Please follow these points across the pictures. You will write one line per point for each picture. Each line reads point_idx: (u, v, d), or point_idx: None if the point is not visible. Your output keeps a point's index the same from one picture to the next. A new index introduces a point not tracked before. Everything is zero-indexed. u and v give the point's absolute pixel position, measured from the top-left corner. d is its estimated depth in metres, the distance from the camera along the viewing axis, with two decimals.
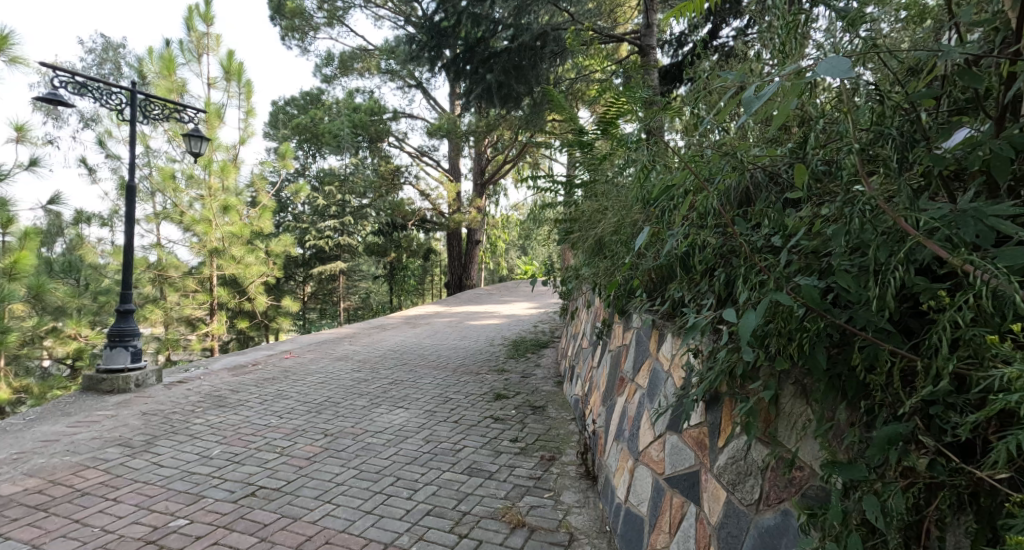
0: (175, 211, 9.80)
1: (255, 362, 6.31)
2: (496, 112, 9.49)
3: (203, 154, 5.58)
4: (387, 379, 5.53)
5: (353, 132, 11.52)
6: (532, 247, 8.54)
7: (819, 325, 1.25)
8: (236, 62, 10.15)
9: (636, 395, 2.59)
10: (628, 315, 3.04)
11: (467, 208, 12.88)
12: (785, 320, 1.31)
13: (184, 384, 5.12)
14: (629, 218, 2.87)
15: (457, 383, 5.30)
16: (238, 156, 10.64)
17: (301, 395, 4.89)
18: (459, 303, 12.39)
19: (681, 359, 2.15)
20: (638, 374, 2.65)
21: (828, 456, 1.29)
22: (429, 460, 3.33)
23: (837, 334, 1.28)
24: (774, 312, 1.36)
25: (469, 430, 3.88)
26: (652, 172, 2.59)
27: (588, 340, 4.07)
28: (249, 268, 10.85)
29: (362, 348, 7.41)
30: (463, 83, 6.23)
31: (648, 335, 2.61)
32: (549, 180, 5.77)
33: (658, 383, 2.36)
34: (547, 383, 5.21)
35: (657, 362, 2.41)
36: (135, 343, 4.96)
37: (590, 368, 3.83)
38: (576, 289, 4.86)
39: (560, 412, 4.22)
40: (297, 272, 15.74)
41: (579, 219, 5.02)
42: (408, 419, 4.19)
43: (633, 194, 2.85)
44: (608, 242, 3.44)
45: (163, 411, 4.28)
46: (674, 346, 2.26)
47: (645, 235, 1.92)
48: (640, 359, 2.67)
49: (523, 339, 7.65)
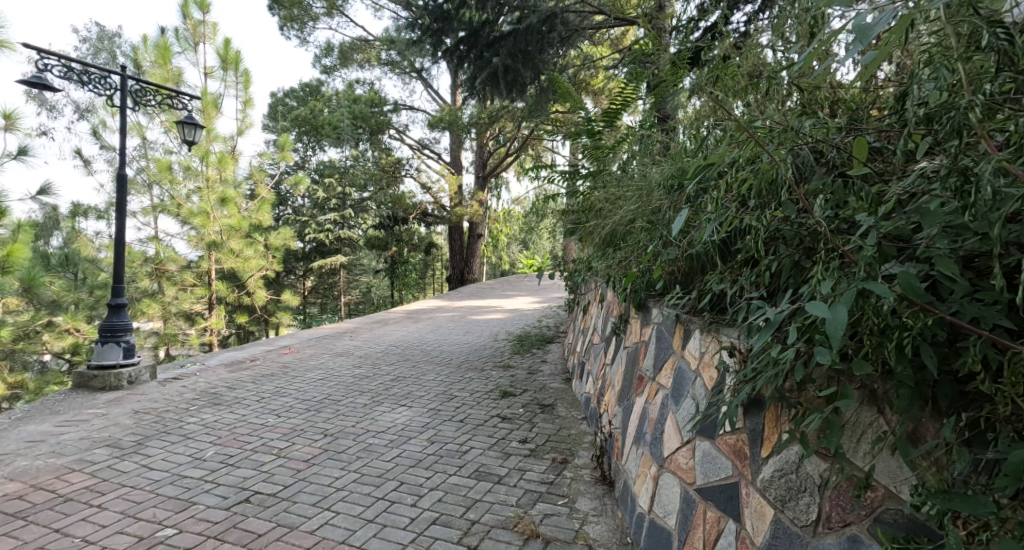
0: (172, 204, 9.63)
1: (253, 358, 6.14)
2: (500, 102, 9.31)
3: (197, 142, 5.36)
4: (389, 375, 5.36)
5: (353, 125, 11.40)
6: (536, 240, 8.35)
7: (926, 321, 1.09)
8: (233, 50, 9.96)
9: (658, 396, 2.42)
10: (646, 310, 2.87)
11: (469, 201, 12.70)
12: (878, 316, 1.15)
13: (179, 381, 4.95)
14: (652, 203, 2.69)
15: (461, 380, 5.12)
16: (236, 147, 10.45)
17: (299, 393, 4.71)
18: (461, 298, 12.22)
19: (713, 357, 1.99)
20: (660, 372, 2.50)
21: (930, 481, 1.14)
22: (434, 462, 3.15)
23: (941, 335, 1.12)
24: (861, 305, 1.20)
25: (476, 430, 3.70)
26: (683, 157, 2.40)
27: (600, 336, 3.89)
28: (247, 262, 10.69)
29: (362, 343, 7.24)
30: (465, 70, 6.03)
31: (671, 331, 2.45)
32: (550, 171, 5.62)
33: (684, 384, 2.20)
34: (555, 380, 5.02)
35: (684, 362, 2.25)
36: (128, 338, 4.77)
37: (602, 365, 3.65)
38: (585, 282, 4.67)
39: (570, 410, 4.04)
40: (297, 266, 15.54)
41: (586, 210, 4.84)
42: (412, 418, 4.01)
43: (659, 181, 2.67)
44: (628, 231, 3.24)
45: (156, 409, 4.09)
46: (703, 344, 2.10)
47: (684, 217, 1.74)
48: (662, 358, 2.51)
49: (528, 335, 7.48)
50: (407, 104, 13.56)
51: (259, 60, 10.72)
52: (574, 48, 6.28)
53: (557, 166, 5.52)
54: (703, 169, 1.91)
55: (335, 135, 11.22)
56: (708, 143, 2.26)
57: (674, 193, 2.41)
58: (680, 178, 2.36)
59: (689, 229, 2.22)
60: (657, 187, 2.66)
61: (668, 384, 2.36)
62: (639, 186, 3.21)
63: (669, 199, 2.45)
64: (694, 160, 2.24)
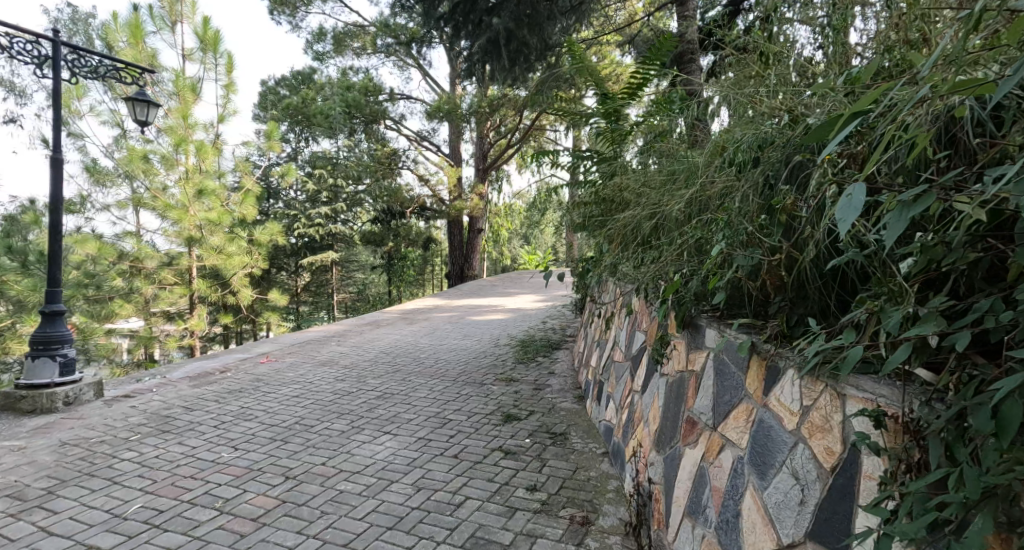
0: (149, 197, 8.90)
1: (223, 368, 5.44)
2: (500, 87, 8.60)
3: (151, 121, 4.64)
4: (375, 392, 4.67)
5: (346, 113, 10.63)
6: (540, 236, 7.66)
7: None
8: (213, 30, 9.19)
9: (723, 455, 1.77)
10: (695, 329, 2.21)
11: (469, 194, 12.00)
12: None
13: (129, 400, 4.26)
14: (721, 185, 2.06)
15: (458, 399, 4.42)
16: (219, 135, 9.76)
17: (267, 416, 4.03)
18: (461, 296, 11.52)
19: (829, 418, 1.34)
20: (722, 422, 1.83)
21: None
22: (419, 522, 2.49)
23: None
24: None
25: (472, 470, 3.03)
26: (768, 130, 1.76)
27: (624, 353, 3.21)
28: (231, 259, 9.97)
29: (350, 350, 6.55)
30: (464, 43, 5.33)
31: (743, 368, 1.77)
32: (561, 159, 4.86)
33: (769, 448, 1.54)
34: (566, 399, 4.33)
35: (766, 413, 1.60)
36: (67, 351, 4.07)
37: (629, 389, 3.01)
38: (600, 283, 4.04)
39: (587, 441, 3.37)
40: (287, 263, 14.81)
41: (605, 202, 4.16)
42: (396, 452, 3.33)
43: (729, 161, 2.04)
44: (666, 235, 2.62)
45: (87, 440, 3.40)
46: (800, 393, 1.46)
47: (863, 191, 1.08)
48: (726, 402, 1.84)
49: (532, 339, 6.78)
50: (403, 93, 12.86)
51: (246, 44, 10.01)
52: (588, 18, 5.52)
53: (567, 152, 4.80)
54: (851, 119, 1.22)
55: (326, 125, 10.43)
56: (804, 114, 1.65)
57: (752, 171, 1.77)
58: (771, 147, 1.72)
59: (793, 217, 1.54)
60: (726, 167, 2.02)
61: (740, 442, 1.69)
62: (682, 178, 2.61)
63: (744, 179, 1.81)
64: (796, 138, 1.60)
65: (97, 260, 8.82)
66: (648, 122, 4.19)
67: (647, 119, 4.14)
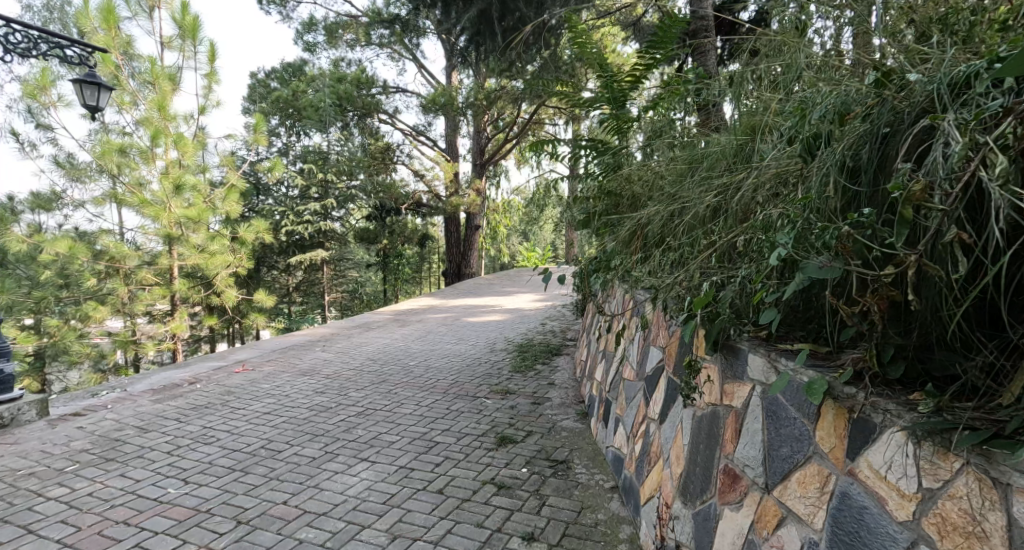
0: (129, 194, 8.38)
1: (192, 380, 4.96)
2: (498, 76, 8.09)
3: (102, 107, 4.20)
4: (356, 408, 4.20)
5: (338, 106, 10.12)
6: (537, 233, 7.20)
7: None
8: (191, 15, 8.62)
9: (780, 532, 1.36)
10: (734, 353, 1.74)
11: (466, 189, 11.53)
12: None
13: (76, 420, 3.81)
14: (772, 170, 1.65)
15: (448, 416, 3.95)
16: (201, 128, 9.25)
17: (229, 438, 3.57)
18: (458, 295, 11.00)
19: (981, 519, 1.00)
20: (779, 485, 1.39)
21: None
22: None
23: None
24: None
25: (457, 513, 2.58)
26: (851, 97, 1.34)
27: (636, 373, 2.75)
28: (212, 258, 9.32)
29: (334, 357, 6.07)
30: (457, 24, 4.89)
31: (808, 415, 1.32)
32: (562, 148, 4.34)
33: (857, 535, 1.17)
34: (568, 416, 3.85)
35: (842, 483, 1.22)
36: (3, 366, 3.63)
37: (643, 416, 2.55)
38: (606, 285, 3.60)
39: (593, 473, 2.91)
40: (277, 261, 14.33)
41: (613, 196, 3.69)
42: (372, 486, 2.87)
43: (789, 141, 1.63)
44: (691, 236, 2.19)
45: (15, 473, 2.98)
46: (909, 468, 1.10)
47: None
48: (785, 457, 1.39)
49: (531, 344, 6.29)
50: (397, 86, 12.34)
51: (230, 30, 9.44)
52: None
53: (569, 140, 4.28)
54: None
55: (317, 118, 9.91)
56: (896, 71, 1.26)
57: (824, 149, 1.37)
58: (854, 117, 1.32)
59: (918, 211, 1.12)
60: (786, 146, 1.60)
61: (815, 521, 1.27)
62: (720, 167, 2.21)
63: (814, 162, 1.40)
64: (900, 105, 1.21)
65: (70, 260, 8.32)
66: (655, 110, 3.69)
67: (655, 105, 3.66)
